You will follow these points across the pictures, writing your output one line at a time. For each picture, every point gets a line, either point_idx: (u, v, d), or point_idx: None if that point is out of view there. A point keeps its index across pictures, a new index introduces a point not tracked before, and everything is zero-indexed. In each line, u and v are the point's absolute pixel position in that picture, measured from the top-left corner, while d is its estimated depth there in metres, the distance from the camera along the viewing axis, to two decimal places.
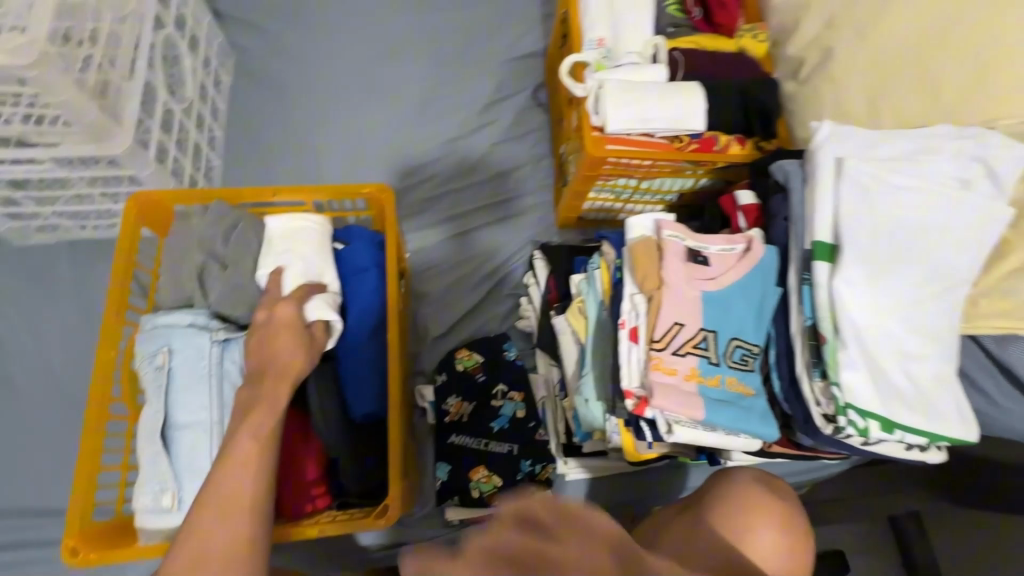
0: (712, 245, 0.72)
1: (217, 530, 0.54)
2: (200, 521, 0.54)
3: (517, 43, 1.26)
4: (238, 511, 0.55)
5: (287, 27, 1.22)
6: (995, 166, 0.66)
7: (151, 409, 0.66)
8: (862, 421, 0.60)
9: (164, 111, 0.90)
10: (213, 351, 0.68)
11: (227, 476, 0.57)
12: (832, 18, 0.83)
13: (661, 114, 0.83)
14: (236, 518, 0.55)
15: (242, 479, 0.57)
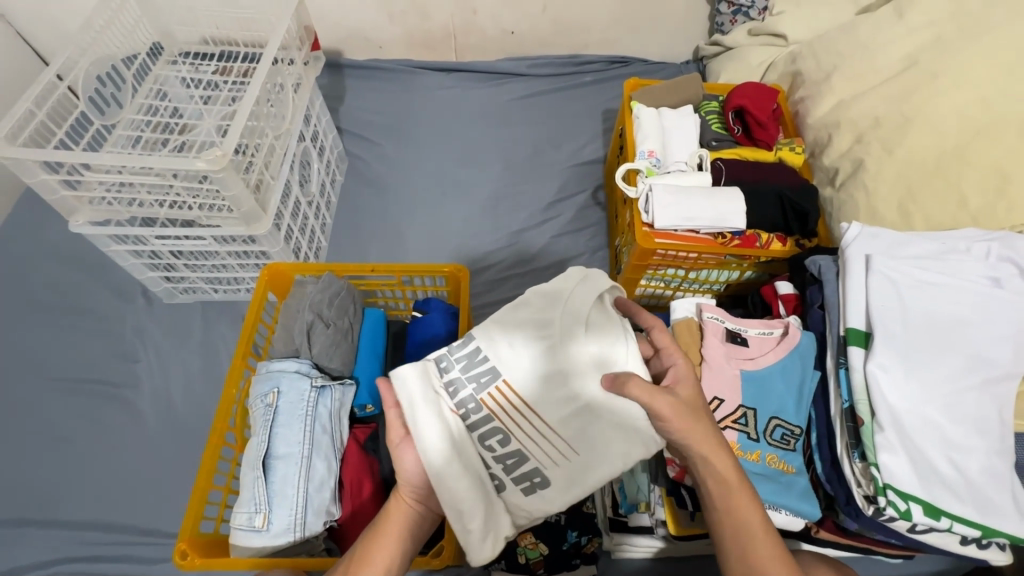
0: (751, 328, 0.78)
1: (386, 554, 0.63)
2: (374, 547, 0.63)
3: (579, 153, 1.47)
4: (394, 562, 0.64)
5: (392, 139, 1.49)
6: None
7: (255, 439, 0.79)
8: (902, 502, 0.61)
9: (295, 202, 1.13)
10: (311, 395, 0.81)
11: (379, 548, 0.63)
12: (862, 135, 0.94)
13: (704, 214, 0.95)
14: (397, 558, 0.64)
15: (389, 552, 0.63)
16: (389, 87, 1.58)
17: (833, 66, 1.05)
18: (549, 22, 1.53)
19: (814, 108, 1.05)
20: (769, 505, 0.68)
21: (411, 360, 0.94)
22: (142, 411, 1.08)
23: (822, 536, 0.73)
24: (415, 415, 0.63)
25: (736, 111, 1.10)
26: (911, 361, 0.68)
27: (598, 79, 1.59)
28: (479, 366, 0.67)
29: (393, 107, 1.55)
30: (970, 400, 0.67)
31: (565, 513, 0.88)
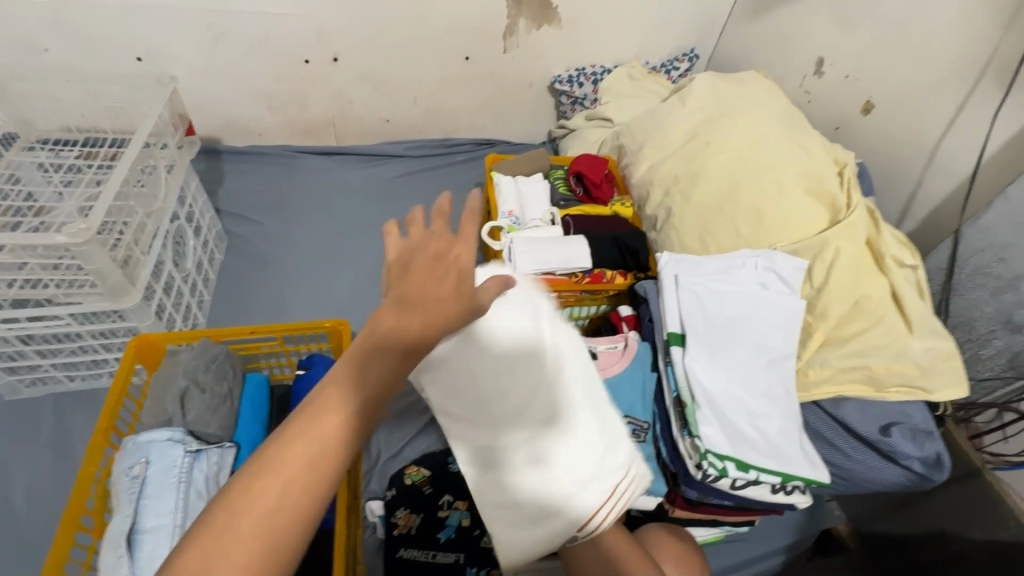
0: (600, 344, 0.93)
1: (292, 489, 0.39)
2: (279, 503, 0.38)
3: (458, 220, 1.62)
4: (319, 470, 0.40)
5: (274, 217, 1.54)
6: (781, 273, 0.94)
7: (118, 517, 0.73)
8: (720, 463, 0.75)
9: (168, 278, 1.12)
10: (185, 460, 0.79)
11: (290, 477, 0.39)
12: (668, 189, 1.19)
13: (557, 258, 1.11)
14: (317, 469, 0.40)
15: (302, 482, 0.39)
16: (270, 169, 1.65)
17: (644, 139, 1.33)
18: (420, 110, 1.74)
19: (634, 171, 1.30)
20: None
21: None
22: None
23: (678, 515, 0.85)
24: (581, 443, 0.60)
25: (576, 176, 1.33)
26: (716, 353, 0.85)
27: (469, 157, 1.79)
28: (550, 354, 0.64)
29: (275, 188, 1.61)
30: (760, 379, 0.85)
31: (463, 552, 0.97)
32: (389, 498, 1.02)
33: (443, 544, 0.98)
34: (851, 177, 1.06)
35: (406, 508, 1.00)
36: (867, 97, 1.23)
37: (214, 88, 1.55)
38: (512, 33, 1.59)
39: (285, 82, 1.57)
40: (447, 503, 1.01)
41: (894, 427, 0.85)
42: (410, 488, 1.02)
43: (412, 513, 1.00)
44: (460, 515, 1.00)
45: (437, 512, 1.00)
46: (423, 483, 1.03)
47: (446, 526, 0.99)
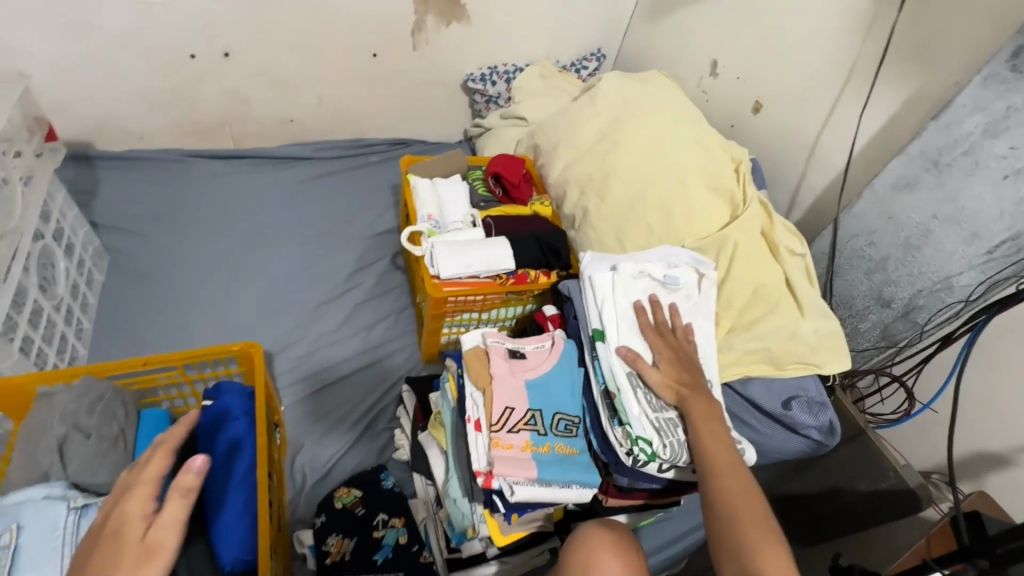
0: (528, 344, 0.93)
1: None
2: None
3: (375, 224, 1.55)
4: None
5: (165, 229, 1.39)
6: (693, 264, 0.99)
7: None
8: (649, 446, 0.80)
9: (34, 306, 0.97)
10: (69, 519, 0.69)
11: None
12: (583, 188, 1.22)
13: (480, 261, 1.10)
14: None
15: None
16: (156, 175, 1.48)
17: (558, 138, 1.34)
18: (326, 110, 1.64)
19: (551, 170, 1.32)
20: (562, 484, 0.80)
21: (205, 450, 0.86)
22: None
23: (612, 504, 0.88)
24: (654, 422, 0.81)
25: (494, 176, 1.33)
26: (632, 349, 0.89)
27: (383, 158, 1.71)
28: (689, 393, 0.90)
29: (163, 196, 1.45)
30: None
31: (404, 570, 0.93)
32: (318, 525, 0.97)
33: (381, 565, 0.93)
34: (745, 173, 1.14)
35: (339, 533, 0.96)
36: (755, 97, 1.33)
37: (79, 87, 1.37)
38: (420, 29, 1.54)
39: (168, 80, 1.42)
40: (382, 522, 0.98)
41: (795, 401, 0.94)
42: (341, 512, 0.98)
43: (345, 538, 0.95)
44: (396, 533, 0.97)
45: (372, 533, 0.97)
46: (356, 505, 1.00)
47: (382, 547, 0.95)
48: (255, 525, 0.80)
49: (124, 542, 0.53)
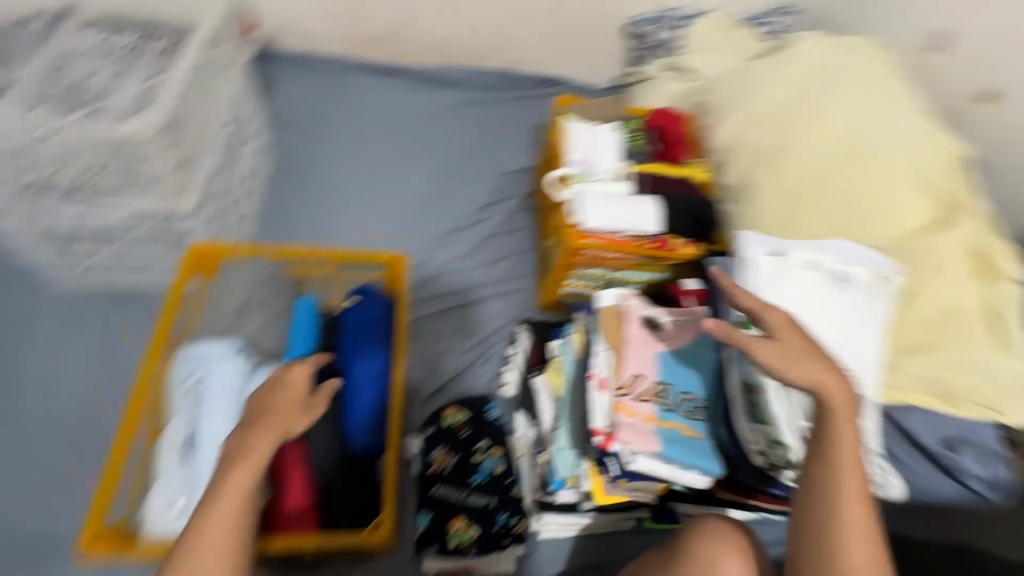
0: (667, 315, 0.89)
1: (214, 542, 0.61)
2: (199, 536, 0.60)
3: (511, 161, 1.53)
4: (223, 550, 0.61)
5: (323, 134, 1.47)
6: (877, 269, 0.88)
7: (178, 423, 0.77)
8: (787, 454, 0.75)
9: (221, 185, 1.08)
10: (239, 377, 0.78)
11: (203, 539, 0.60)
12: (752, 159, 1.10)
13: (627, 218, 1.07)
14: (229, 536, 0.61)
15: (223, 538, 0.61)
16: (320, 81, 1.55)
17: (731, 99, 1.21)
18: (484, 37, 1.61)
19: (715, 134, 1.21)
20: (682, 466, 0.77)
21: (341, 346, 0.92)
22: (26, 404, 0.96)
23: (723, 496, 0.86)
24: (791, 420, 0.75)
25: (652, 132, 1.26)
26: None
27: (528, 95, 1.67)
28: None
29: (325, 102, 1.52)
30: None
31: (496, 497, 0.97)
32: (427, 435, 1.03)
33: (476, 487, 0.97)
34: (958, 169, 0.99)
35: (443, 448, 1.01)
36: (985, 85, 1.11)
37: None
38: None
39: None
40: (482, 449, 1.01)
41: (964, 446, 0.84)
42: (447, 429, 1.03)
43: (448, 454, 1.00)
44: (495, 462, 1.00)
45: (472, 456, 1.00)
46: (461, 426, 1.04)
47: (479, 470, 0.99)
48: (384, 423, 0.88)
49: (279, 409, 0.68)
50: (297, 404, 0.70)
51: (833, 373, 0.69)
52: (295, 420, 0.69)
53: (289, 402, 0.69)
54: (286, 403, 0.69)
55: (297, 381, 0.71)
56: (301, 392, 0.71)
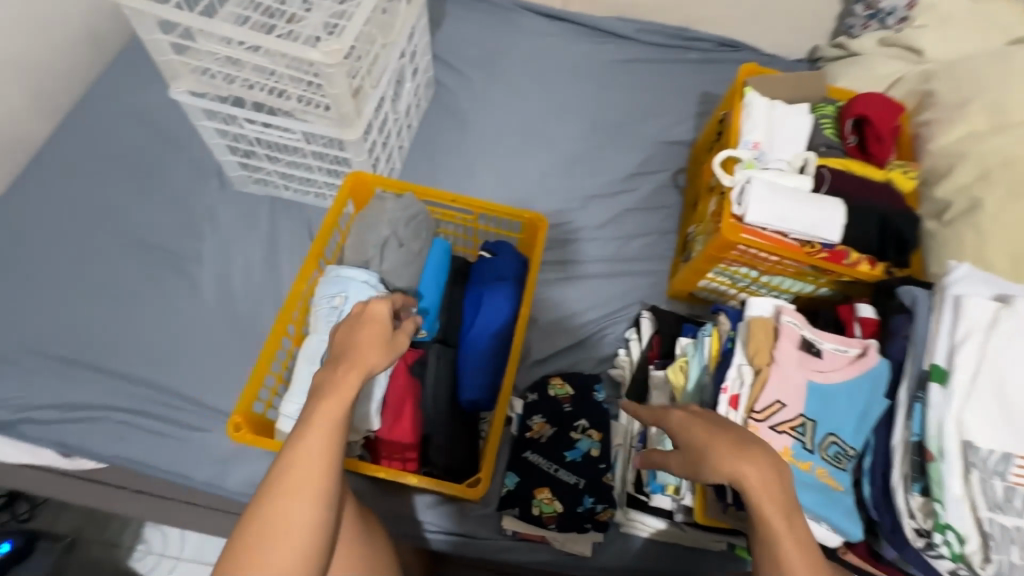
0: (827, 341, 0.77)
1: (295, 511, 0.58)
2: (279, 503, 0.58)
3: (669, 131, 1.40)
4: (303, 506, 0.58)
5: (481, 76, 1.45)
6: None
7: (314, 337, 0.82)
8: (959, 545, 0.62)
9: (383, 117, 1.12)
10: None
11: (288, 507, 0.58)
12: (987, 172, 0.90)
13: (799, 220, 0.92)
14: (307, 499, 0.58)
15: (306, 507, 0.58)
16: (487, 19, 1.51)
17: (975, 94, 0.98)
18: None
19: (939, 134, 0.99)
20: (814, 517, 0.68)
21: (473, 298, 0.94)
22: (202, 287, 1.11)
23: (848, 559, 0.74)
24: (954, 505, 0.62)
25: (855, 120, 1.04)
26: (982, 410, 0.65)
27: (704, 58, 1.49)
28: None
29: (488, 42, 1.49)
30: None
31: (585, 478, 0.94)
32: (529, 400, 1.03)
33: (568, 463, 0.95)
34: None
35: (542, 417, 1.00)
36: None
37: None
38: None
39: None
40: (581, 428, 0.98)
41: None
42: (551, 399, 1.02)
43: (547, 424, 1.00)
44: (590, 443, 0.97)
45: (570, 432, 0.98)
46: (565, 400, 1.02)
47: (574, 448, 0.96)
48: (494, 380, 0.88)
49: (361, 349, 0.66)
50: (376, 346, 0.67)
51: (739, 454, 0.58)
52: (375, 361, 0.66)
53: (371, 346, 0.67)
54: (369, 348, 0.66)
55: (376, 317, 0.70)
56: (380, 328, 0.69)
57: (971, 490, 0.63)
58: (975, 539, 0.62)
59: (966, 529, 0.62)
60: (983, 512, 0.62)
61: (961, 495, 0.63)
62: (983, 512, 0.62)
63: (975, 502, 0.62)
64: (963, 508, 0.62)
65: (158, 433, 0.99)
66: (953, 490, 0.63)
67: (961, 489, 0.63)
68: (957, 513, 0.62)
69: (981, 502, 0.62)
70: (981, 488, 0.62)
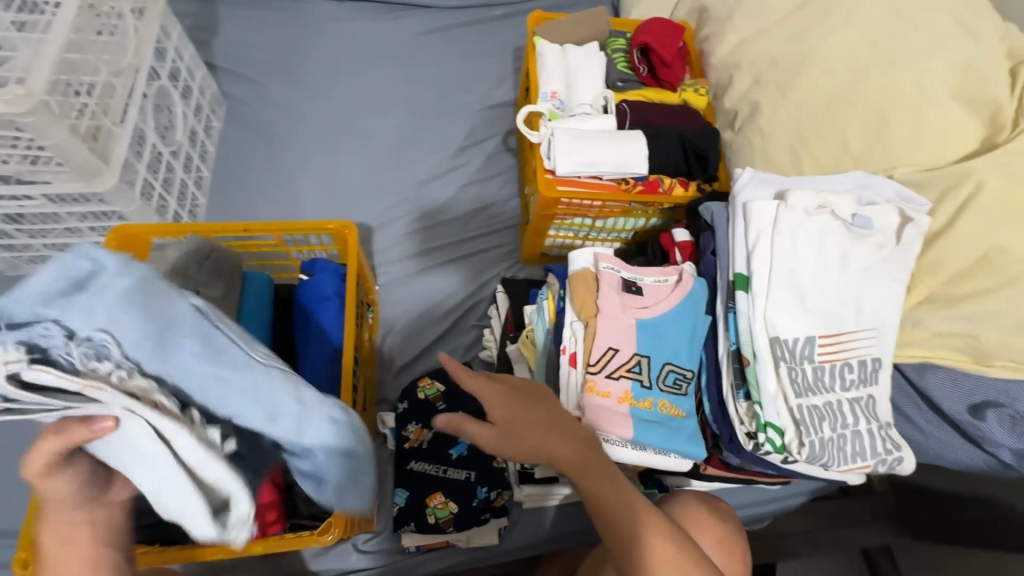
0: (647, 276, 0.78)
1: None
2: None
3: (488, 94, 1.36)
4: None
5: (277, 79, 1.32)
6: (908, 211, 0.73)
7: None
8: (779, 438, 0.66)
9: (154, 152, 0.97)
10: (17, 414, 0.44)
11: None
12: (759, 77, 0.93)
13: (606, 159, 0.91)
14: None
15: None
16: (268, 15, 1.37)
17: (737, 2, 1.01)
18: None
19: (717, 47, 1.02)
20: (659, 451, 0.70)
21: (299, 327, 0.86)
22: None
23: (709, 472, 0.77)
24: (767, 400, 0.67)
25: (641, 49, 1.05)
26: (784, 307, 0.70)
27: (508, 13, 1.45)
28: (823, 365, 0.70)
29: (276, 40, 1.35)
30: (824, 343, 0.71)
31: (474, 471, 0.91)
32: (400, 410, 0.97)
33: (455, 461, 0.92)
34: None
35: (418, 423, 0.96)
36: None
37: None
38: None
39: None
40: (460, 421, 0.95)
41: (990, 409, 0.70)
42: (423, 402, 0.97)
43: (423, 428, 0.96)
44: None
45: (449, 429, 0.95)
46: (437, 399, 0.97)
47: (458, 443, 0.93)
48: None
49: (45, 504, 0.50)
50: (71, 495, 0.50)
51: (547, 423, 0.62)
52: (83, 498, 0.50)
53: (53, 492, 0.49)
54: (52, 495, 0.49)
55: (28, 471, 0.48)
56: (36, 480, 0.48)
57: (778, 382, 0.68)
58: (792, 425, 0.66)
59: (784, 418, 0.67)
60: (790, 401, 0.67)
61: (774, 391, 0.67)
62: (791, 400, 0.67)
63: (785, 393, 0.67)
64: (781, 406, 0.67)
65: None
66: (768, 386, 0.67)
67: (773, 386, 0.67)
68: (773, 407, 0.66)
69: (789, 390, 0.67)
70: (789, 377, 0.68)
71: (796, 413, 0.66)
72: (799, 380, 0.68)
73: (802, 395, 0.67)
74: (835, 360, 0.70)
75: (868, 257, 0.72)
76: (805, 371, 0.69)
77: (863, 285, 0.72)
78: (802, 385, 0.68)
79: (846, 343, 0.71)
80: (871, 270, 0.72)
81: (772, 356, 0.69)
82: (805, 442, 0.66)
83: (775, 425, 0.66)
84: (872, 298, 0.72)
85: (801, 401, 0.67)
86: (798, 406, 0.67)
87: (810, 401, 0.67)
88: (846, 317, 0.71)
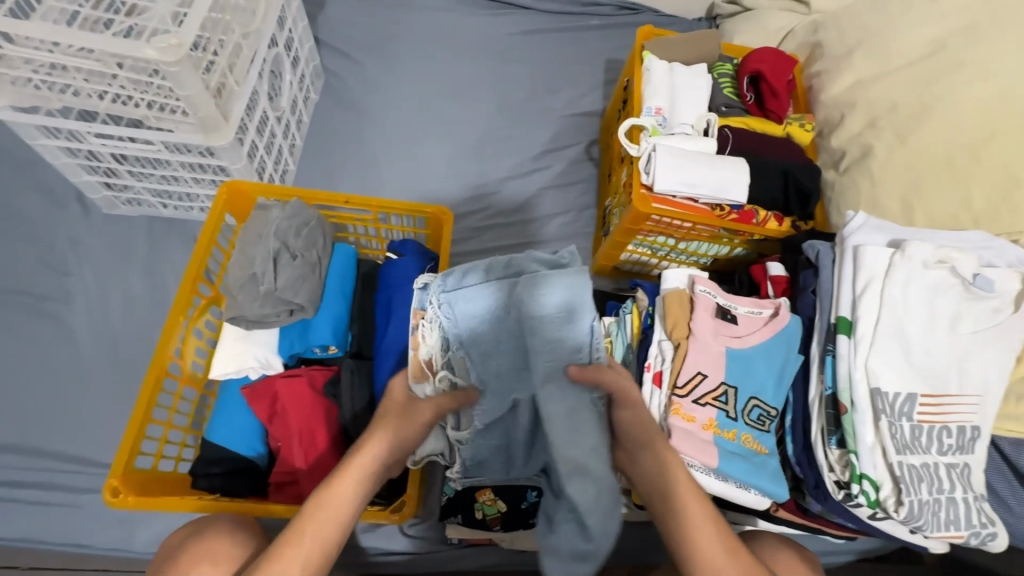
0: (741, 305, 0.76)
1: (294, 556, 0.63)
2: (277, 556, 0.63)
3: (576, 102, 1.36)
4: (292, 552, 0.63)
5: (374, 60, 1.34)
6: None
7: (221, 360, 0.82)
8: (874, 492, 0.65)
9: (262, 114, 1.00)
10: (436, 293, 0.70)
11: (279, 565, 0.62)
12: (875, 119, 0.91)
13: (706, 183, 0.90)
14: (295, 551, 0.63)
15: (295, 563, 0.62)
16: None
17: (857, 41, 0.99)
18: None
19: (829, 84, 1.00)
20: (740, 485, 0.69)
21: (379, 305, 0.87)
22: (74, 329, 0.98)
23: (780, 514, 0.75)
24: (864, 451, 0.65)
25: (751, 77, 1.04)
26: (889, 359, 0.68)
27: (605, 23, 1.45)
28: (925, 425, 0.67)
29: (379, 22, 1.38)
30: (927, 403, 0.68)
31: None
32: None
33: None
34: None
35: None
36: None
37: None
38: None
39: None
40: None
41: None
42: None
43: None
44: None
45: None
46: None
47: None
48: None
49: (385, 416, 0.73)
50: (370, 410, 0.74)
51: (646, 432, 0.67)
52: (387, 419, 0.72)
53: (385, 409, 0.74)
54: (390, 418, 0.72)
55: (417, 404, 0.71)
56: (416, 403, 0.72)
57: (876, 435, 0.66)
58: (887, 482, 0.65)
59: (881, 473, 0.65)
60: (890, 457, 0.65)
61: (873, 442, 0.66)
62: (892, 457, 0.65)
63: (884, 448, 0.65)
64: (879, 460, 0.65)
65: (43, 502, 0.87)
66: (866, 438, 0.66)
67: (870, 438, 0.66)
68: (870, 459, 0.65)
69: (889, 446, 0.65)
70: (889, 431, 0.66)
71: (894, 469, 0.65)
72: (898, 436, 0.66)
73: (902, 452, 0.65)
74: (938, 423, 0.67)
75: (986, 319, 0.70)
76: (903, 428, 0.67)
77: (977, 348, 0.69)
78: (902, 441, 0.66)
79: (950, 405, 0.68)
80: (987, 333, 0.69)
81: (871, 407, 0.67)
82: (900, 500, 0.64)
83: (870, 478, 0.65)
84: (984, 363, 0.69)
85: (900, 458, 0.65)
86: (897, 461, 0.65)
87: (909, 460, 0.65)
88: (954, 380, 0.69)
